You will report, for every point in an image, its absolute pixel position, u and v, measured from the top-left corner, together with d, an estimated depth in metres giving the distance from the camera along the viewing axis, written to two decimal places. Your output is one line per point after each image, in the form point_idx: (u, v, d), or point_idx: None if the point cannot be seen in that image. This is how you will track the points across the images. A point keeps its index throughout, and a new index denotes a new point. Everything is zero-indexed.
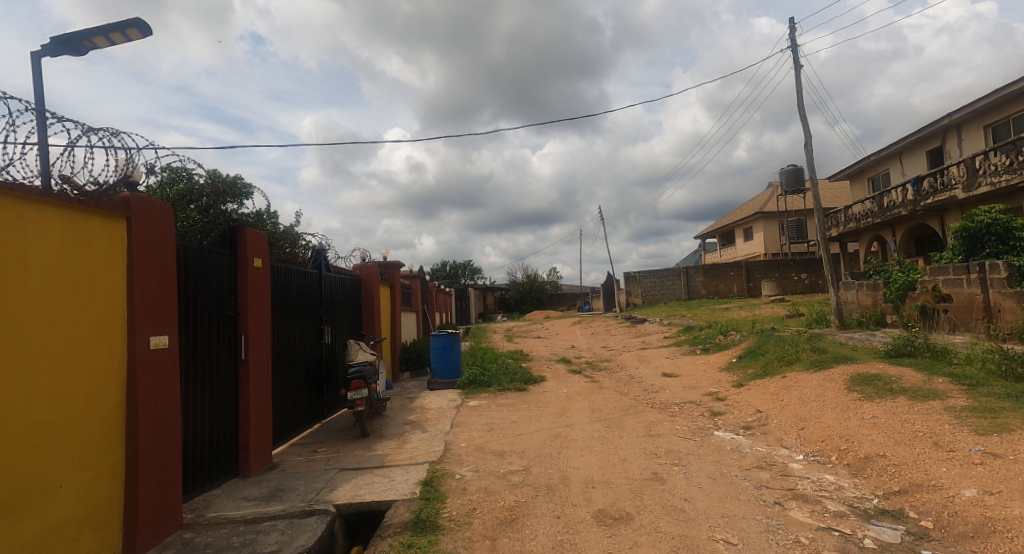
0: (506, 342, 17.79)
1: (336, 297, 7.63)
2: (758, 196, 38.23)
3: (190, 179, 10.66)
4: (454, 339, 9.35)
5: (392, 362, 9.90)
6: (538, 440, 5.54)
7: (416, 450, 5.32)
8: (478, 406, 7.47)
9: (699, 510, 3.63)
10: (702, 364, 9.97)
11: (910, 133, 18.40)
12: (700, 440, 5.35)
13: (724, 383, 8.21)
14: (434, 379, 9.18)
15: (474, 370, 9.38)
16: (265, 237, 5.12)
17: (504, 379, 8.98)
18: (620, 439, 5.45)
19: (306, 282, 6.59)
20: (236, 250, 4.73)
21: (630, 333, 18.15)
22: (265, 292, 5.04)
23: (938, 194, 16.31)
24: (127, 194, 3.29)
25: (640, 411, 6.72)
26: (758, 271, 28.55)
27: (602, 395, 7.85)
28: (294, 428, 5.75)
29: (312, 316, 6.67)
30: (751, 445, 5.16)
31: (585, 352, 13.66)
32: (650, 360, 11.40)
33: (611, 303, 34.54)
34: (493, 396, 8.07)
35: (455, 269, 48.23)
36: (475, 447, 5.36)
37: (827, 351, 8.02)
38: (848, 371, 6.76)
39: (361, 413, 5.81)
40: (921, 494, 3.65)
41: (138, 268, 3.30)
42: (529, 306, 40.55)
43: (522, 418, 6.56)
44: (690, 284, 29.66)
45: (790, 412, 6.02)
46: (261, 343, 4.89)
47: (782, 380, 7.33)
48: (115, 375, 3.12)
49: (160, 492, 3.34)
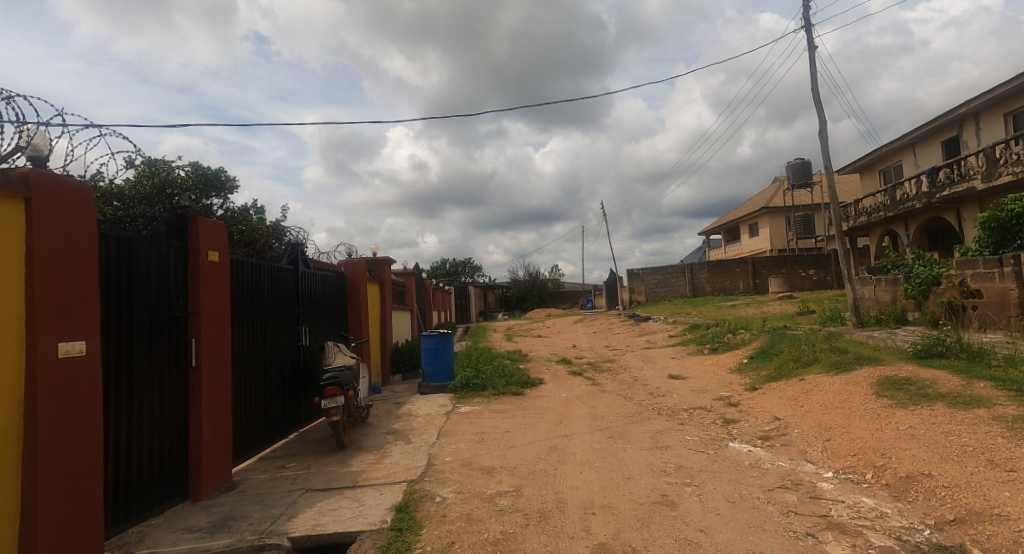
0: (505, 341, 17.22)
1: (317, 295, 7.11)
2: (764, 192, 37.55)
3: (168, 171, 10.17)
4: (445, 339, 8.82)
5: (380, 364, 9.42)
6: (531, 454, 4.97)
7: (395, 466, 4.76)
8: (470, 412, 6.92)
9: (719, 546, 3.05)
10: (711, 365, 9.39)
11: (925, 123, 17.72)
12: (713, 454, 4.77)
13: (735, 386, 7.61)
14: (425, 383, 8.62)
15: (467, 372, 8.81)
16: (224, 228, 4.55)
17: (499, 382, 8.41)
18: (623, 453, 4.87)
19: (279, 279, 6.05)
20: (187, 242, 4.16)
21: (633, 331, 17.58)
22: (223, 290, 4.48)
23: (955, 185, 15.64)
24: (29, 170, 2.74)
25: (645, 418, 6.15)
26: (764, 267, 27.74)
27: (603, 400, 7.27)
28: (260, 440, 5.22)
29: (285, 316, 6.12)
30: (772, 460, 4.56)
31: (587, 352, 13.10)
32: (655, 361, 10.80)
33: (614, 301, 33.94)
34: (486, 401, 7.52)
35: (455, 268, 47.75)
36: (461, 462, 4.79)
37: (847, 352, 7.43)
38: (874, 374, 6.16)
39: (337, 423, 5.26)
40: (983, 526, 3.06)
41: (42, 259, 2.75)
42: (531, 304, 40.00)
43: (516, 427, 5.99)
44: (694, 281, 29.03)
45: (812, 421, 5.43)
46: (218, 348, 4.35)
47: (800, 384, 6.73)
48: (9, 389, 2.58)
49: (70, 528, 2.79)
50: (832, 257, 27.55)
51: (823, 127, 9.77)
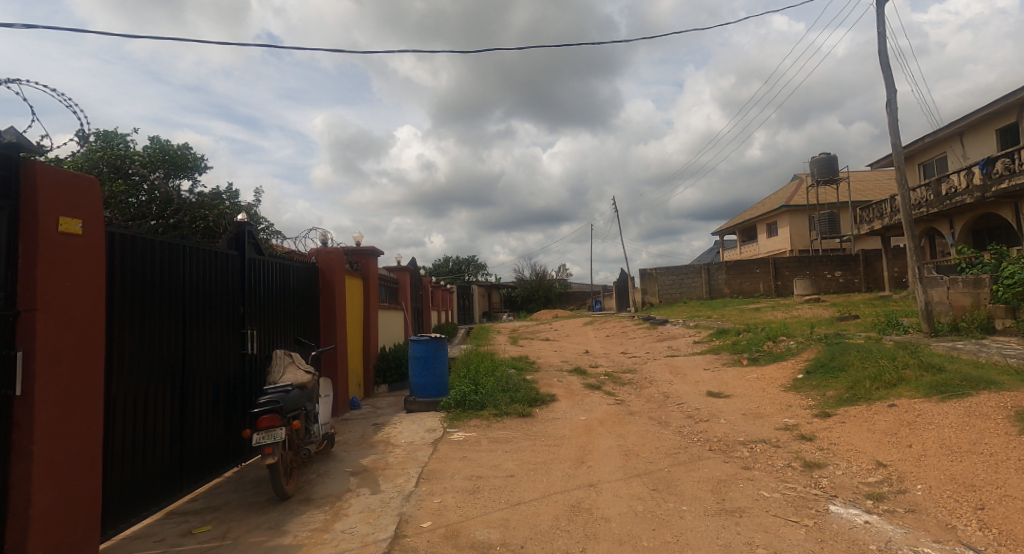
0: (509, 345, 15.74)
1: (273, 290, 5.67)
2: (784, 190, 35.80)
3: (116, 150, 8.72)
4: (438, 345, 7.32)
5: (361, 372, 8.01)
6: (545, 519, 3.46)
7: (347, 539, 3.26)
8: (464, 442, 5.42)
9: None
10: (756, 381, 7.84)
11: (976, 109, 16.02)
12: (813, 527, 3.24)
13: (799, 411, 6.06)
14: (412, 398, 7.13)
15: (464, 386, 7.32)
16: (95, 186, 3.09)
17: (502, 399, 6.90)
18: (681, 522, 3.33)
19: (211, 267, 4.57)
20: (15, 201, 2.68)
21: (651, 336, 16.03)
22: (90, 276, 3.00)
23: (1014, 176, 13.92)
24: None
25: (696, 459, 4.61)
26: (786, 268, 26.39)
27: (634, 428, 5.73)
28: (168, 490, 3.78)
29: (221, 315, 4.64)
30: (911, 543, 3.01)
31: (602, 360, 11.56)
32: (686, 373, 9.25)
33: (625, 303, 32.37)
34: (485, 425, 6.03)
35: (459, 266, 46.32)
36: (443, 533, 3.28)
37: (944, 370, 5.86)
38: (1003, 403, 4.60)
39: (275, 468, 3.77)
40: None
41: None
42: (537, 304, 38.44)
43: (522, 469, 4.47)
44: (712, 282, 27.41)
45: (938, 470, 3.89)
46: (79, 367, 2.89)
47: (894, 412, 5.17)
48: None
49: None
50: (860, 259, 25.81)
51: (893, 96, 8.17)
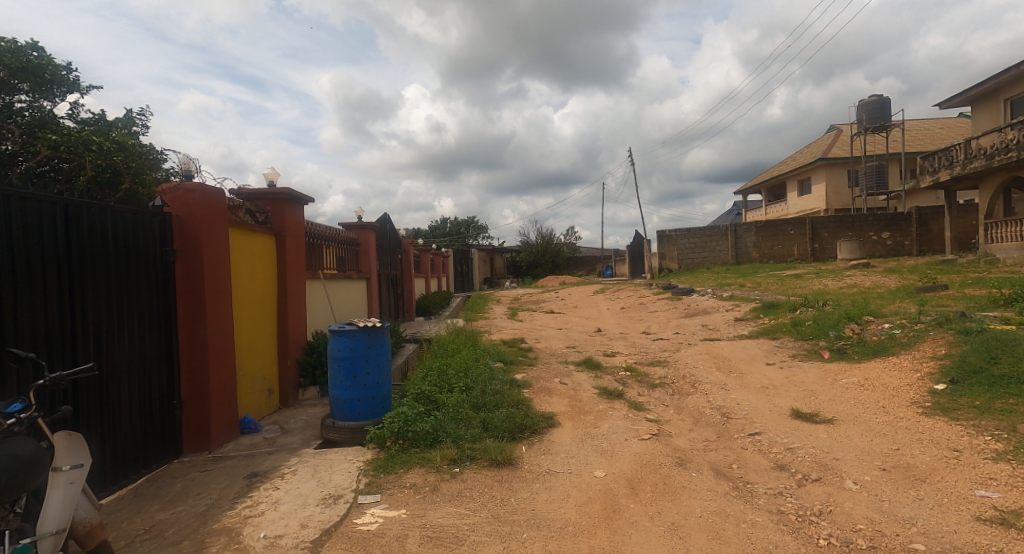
0: (507, 320, 13.22)
1: (16, 256, 2.93)
2: (820, 143, 32.23)
3: None
4: (373, 342, 4.66)
5: (272, 370, 5.53)
6: None
7: None
8: (374, 542, 2.81)
9: None
10: (862, 390, 5.16)
11: None
12: None
13: (991, 468, 3.37)
14: (330, 422, 4.55)
15: (413, 404, 4.75)
16: None
17: (467, 429, 4.34)
18: None
19: None
20: None
21: (677, 309, 13.36)
22: None
23: None
24: None
25: None
26: (824, 229, 23.34)
27: (696, 506, 3.10)
28: None
29: None
30: None
31: (620, 345, 8.94)
32: (741, 370, 6.57)
33: (639, 269, 29.57)
34: (428, 490, 3.43)
35: (458, 229, 43.53)
36: None
37: None
38: None
39: None
40: None
41: None
42: (543, 270, 35.73)
43: None
44: (738, 245, 24.52)
45: None
46: None
47: None
48: None
49: None
50: (912, 218, 22.57)
51: None
